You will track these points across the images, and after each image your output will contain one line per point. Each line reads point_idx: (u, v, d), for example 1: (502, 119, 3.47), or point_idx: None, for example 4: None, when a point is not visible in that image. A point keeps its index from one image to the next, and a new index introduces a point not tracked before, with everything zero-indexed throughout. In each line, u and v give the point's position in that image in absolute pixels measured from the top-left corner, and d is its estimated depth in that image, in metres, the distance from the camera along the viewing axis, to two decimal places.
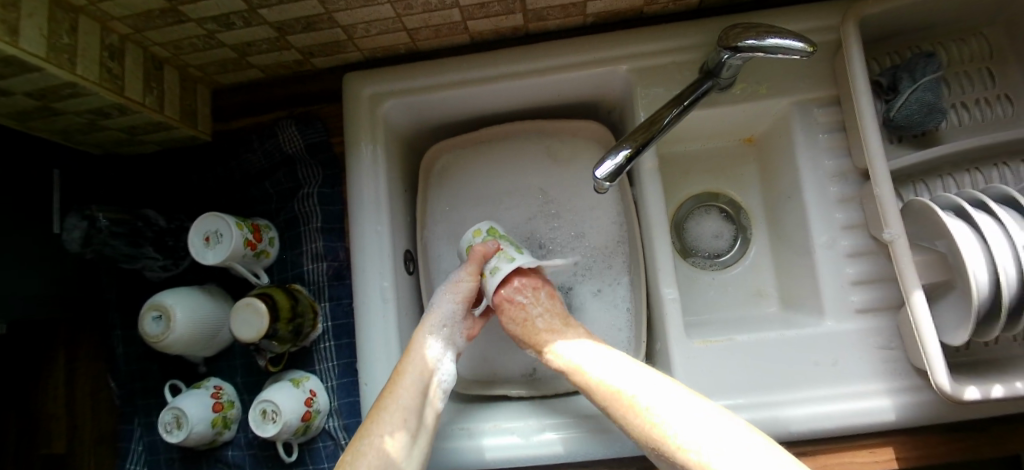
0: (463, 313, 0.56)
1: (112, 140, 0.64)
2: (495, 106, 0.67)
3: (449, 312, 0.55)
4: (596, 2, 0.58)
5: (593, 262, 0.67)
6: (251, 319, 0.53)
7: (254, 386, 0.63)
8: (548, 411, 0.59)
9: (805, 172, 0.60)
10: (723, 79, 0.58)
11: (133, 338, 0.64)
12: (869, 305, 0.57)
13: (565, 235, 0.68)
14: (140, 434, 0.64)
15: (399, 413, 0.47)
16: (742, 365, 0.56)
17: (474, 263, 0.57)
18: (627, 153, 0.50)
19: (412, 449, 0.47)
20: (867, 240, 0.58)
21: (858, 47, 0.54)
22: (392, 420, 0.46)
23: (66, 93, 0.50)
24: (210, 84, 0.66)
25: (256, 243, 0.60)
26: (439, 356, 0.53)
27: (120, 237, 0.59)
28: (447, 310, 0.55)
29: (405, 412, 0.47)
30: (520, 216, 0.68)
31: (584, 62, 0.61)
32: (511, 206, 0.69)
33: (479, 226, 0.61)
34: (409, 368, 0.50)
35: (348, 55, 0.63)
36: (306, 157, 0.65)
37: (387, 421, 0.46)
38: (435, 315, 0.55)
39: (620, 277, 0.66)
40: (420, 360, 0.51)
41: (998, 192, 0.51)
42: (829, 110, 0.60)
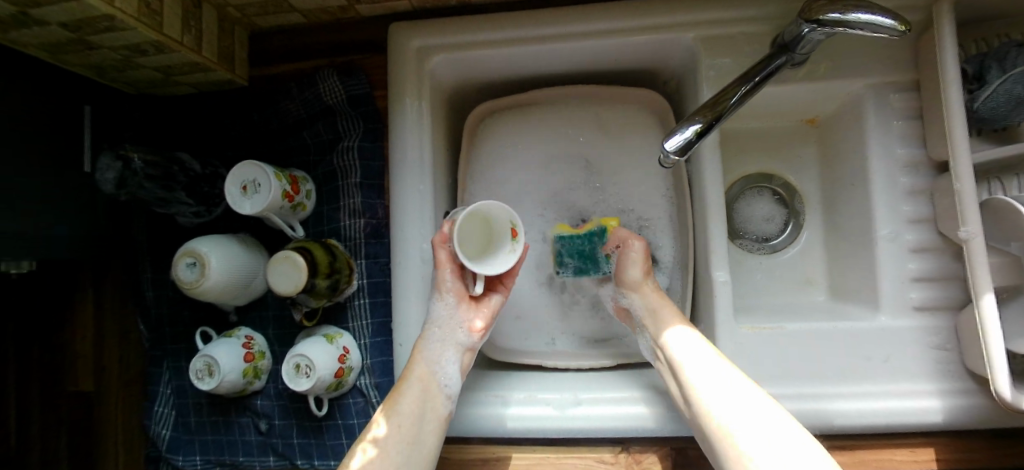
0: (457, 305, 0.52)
1: (146, 79, 0.61)
2: (547, 68, 0.64)
3: (439, 312, 0.52)
4: None
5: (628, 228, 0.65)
6: (289, 272, 0.51)
7: (286, 338, 0.62)
8: (583, 384, 0.58)
9: (874, 160, 0.57)
10: (798, 55, 0.54)
11: (163, 282, 0.63)
12: (927, 303, 0.56)
13: (603, 200, 0.65)
14: (169, 377, 0.63)
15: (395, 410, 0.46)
16: (790, 353, 0.56)
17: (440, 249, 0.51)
18: (698, 128, 0.47)
19: (411, 451, 0.45)
20: (933, 236, 0.56)
21: (951, 30, 0.50)
22: (390, 417, 0.46)
23: (104, 25, 0.48)
24: (248, 26, 0.63)
25: (293, 195, 0.58)
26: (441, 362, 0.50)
27: (154, 180, 0.57)
28: (437, 310, 0.52)
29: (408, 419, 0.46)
30: (563, 183, 0.66)
31: (647, 26, 0.57)
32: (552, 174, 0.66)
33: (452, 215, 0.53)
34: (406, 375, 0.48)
35: (396, 4, 0.59)
36: (347, 108, 0.62)
37: (382, 428, 0.45)
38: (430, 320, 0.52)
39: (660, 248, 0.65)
40: (419, 366, 0.49)
41: None
42: (904, 96, 0.57)
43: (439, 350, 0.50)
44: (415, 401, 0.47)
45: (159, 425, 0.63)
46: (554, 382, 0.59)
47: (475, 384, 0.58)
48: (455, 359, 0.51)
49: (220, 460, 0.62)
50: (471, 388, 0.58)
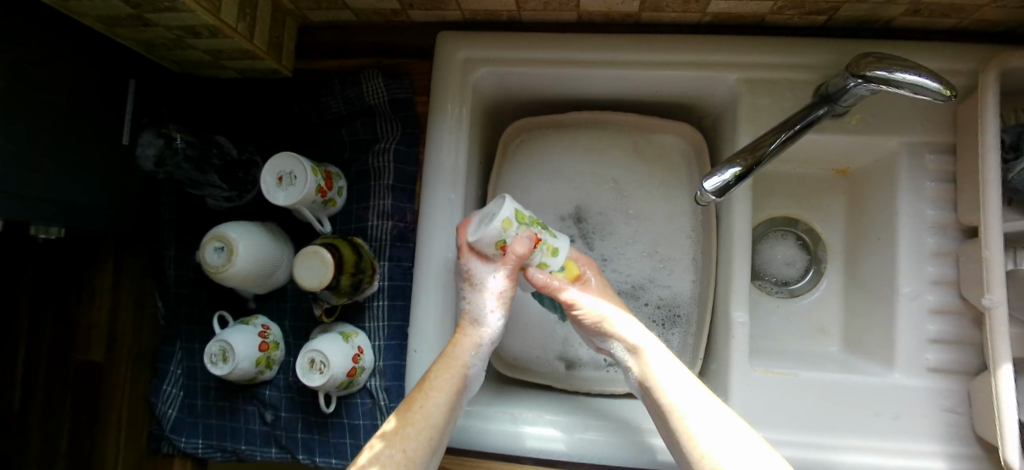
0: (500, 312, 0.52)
1: (194, 60, 0.62)
2: (587, 91, 0.65)
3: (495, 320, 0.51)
4: (721, 1, 0.54)
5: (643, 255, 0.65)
6: (316, 267, 0.52)
7: (300, 331, 0.62)
8: (591, 414, 0.58)
9: (903, 218, 0.58)
10: (840, 106, 0.55)
11: (186, 262, 0.64)
12: (942, 365, 0.56)
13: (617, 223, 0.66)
14: (181, 357, 0.64)
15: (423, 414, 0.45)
16: (803, 400, 0.56)
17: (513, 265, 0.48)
18: (736, 172, 0.48)
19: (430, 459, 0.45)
20: (955, 299, 0.56)
21: (994, 99, 0.51)
22: (422, 426, 0.44)
23: (164, 5, 0.49)
24: (299, 19, 0.64)
25: (326, 191, 0.58)
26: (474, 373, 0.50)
27: (191, 161, 0.57)
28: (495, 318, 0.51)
29: (433, 428, 0.45)
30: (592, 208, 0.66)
31: (691, 62, 0.58)
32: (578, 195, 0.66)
33: (510, 215, 0.46)
34: (445, 384, 0.47)
35: (447, 12, 0.60)
36: (387, 110, 0.63)
37: (413, 437, 0.43)
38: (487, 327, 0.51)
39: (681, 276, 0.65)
40: (455, 374, 0.48)
41: None
42: (940, 158, 0.57)
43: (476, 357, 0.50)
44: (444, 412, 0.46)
45: (166, 404, 0.63)
46: (563, 407, 0.60)
47: (487, 400, 0.59)
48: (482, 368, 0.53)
49: (222, 445, 0.62)
50: (479, 403, 0.58)
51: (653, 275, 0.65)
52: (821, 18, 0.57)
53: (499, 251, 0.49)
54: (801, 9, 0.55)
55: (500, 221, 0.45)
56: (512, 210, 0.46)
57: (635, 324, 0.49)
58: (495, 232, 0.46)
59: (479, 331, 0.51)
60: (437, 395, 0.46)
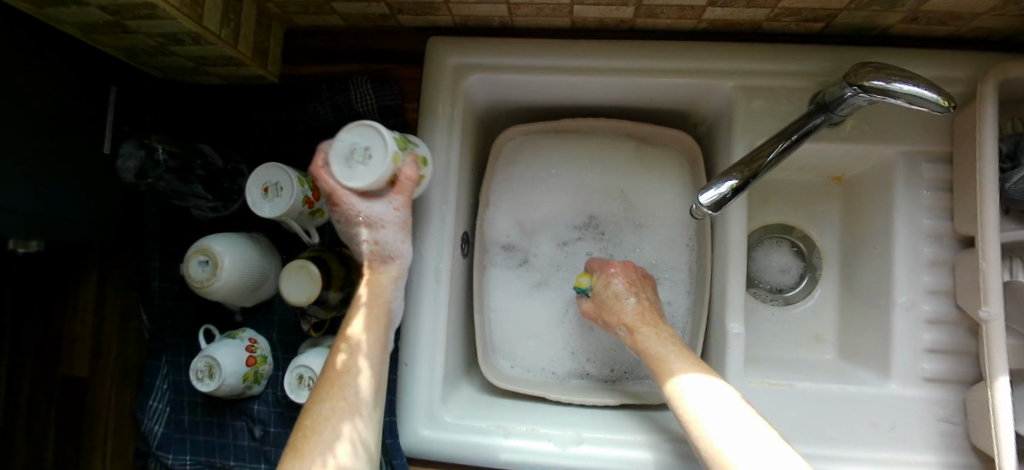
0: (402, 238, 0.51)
1: (176, 66, 0.60)
2: (581, 98, 0.63)
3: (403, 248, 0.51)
4: (717, 7, 0.53)
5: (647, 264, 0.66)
6: (302, 282, 0.51)
7: (289, 344, 0.61)
8: (587, 423, 0.57)
9: (899, 227, 0.57)
10: (837, 115, 0.54)
11: (170, 274, 0.62)
12: (939, 375, 0.56)
13: (626, 228, 0.66)
14: (167, 372, 0.62)
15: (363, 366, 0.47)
16: (798, 411, 0.56)
17: (404, 189, 0.49)
18: (734, 184, 0.47)
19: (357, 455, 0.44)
20: (951, 309, 0.56)
21: (993, 110, 0.50)
22: (317, 435, 0.43)
23: (145, 13, 0.47)
24: (285, 23, 0.62)
25: (314, 202, 0.57)
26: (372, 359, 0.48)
27: (174, 172, 0.56)
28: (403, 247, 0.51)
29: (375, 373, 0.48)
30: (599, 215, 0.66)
31: (687, 69, 0.57)
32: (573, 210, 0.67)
33: (395, 149, 0.46)
34: (326, 384, 0.45)
35: (437, 18, 0.59)
36: (377, 118, 0.61)
37: (315, 446, 0.42)
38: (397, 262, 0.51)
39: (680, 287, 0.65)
40: (341, 368, 0.46)
41: None
42: (936, 167, 0.57)
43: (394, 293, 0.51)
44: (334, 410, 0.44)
45: (151, 420, 0.62)
46: (560, 419, 0.58)
47: (481, 413, 0.58)
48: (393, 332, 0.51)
49: (209, 460, 0.60)
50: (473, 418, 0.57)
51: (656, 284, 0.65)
52: (818, 25, 0.56)
53: (387, 183, 0.48)
54: (798, 16, 0.54)
55: (388, 155, 0.45)
56: (392, 142, 0.46)
57: (691, 374, 0.49)
58: (388, 167, 0.45)
59: (399, 267, 0.51)
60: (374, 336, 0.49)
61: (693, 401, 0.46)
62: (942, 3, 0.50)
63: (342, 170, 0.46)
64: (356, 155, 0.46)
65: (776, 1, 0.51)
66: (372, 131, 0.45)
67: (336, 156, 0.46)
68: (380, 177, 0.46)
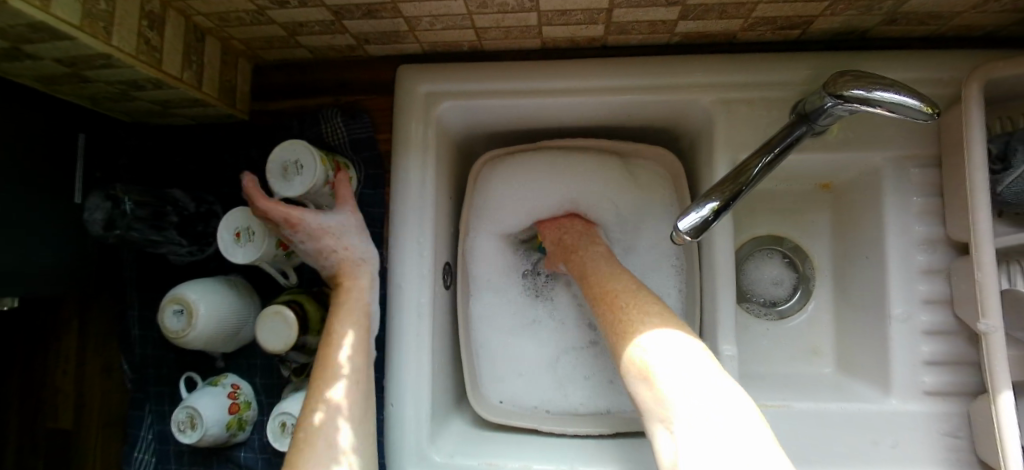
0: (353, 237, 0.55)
1: (143, 110, 0.59)
2: (558, 119, 0.62)
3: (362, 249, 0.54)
4: (689, 21, 0.52)
5: None
6: (279, 328, 0.49)
7: (273, 388, 0.60)
8: (581, 456, 0.55)
9: (891, 236, 0.55)
10: (820, 125, 0.52)
11: (149, 321, 0.61)
12: (940, 388, 0.54)
13: None
14: (151, 421, 0.61)
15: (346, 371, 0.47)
16: (797, 433, 0.54)
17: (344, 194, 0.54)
18: (715, 207, 0.45)
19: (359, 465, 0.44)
20: (950, 319, 0.54)
21: (979, 113, 0.48)
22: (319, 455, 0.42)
23: (99, 63, 0.45)
24: (252, 59, 0.61)
25: (289, 243, 0.55)
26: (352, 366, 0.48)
27: (144, 220, 0.55)
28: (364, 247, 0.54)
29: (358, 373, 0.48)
30: None
31: (662, 85, 0.56)
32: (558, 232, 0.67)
33: (321, 154, 0.52)
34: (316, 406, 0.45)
35: (405, 46, 0.58)
36: (349, 152, 0.60)
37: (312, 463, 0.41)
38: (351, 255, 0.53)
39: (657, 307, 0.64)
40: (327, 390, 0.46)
41: None
42: (925, 172, 0.55)
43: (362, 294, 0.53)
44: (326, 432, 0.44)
45: None
46: (553, 453, 0.56)
47: (472, 450, 0.57)
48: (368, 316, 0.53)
49: None
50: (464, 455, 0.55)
51: None
52: (794, 32, 0.54)
53: (328, 187, 0.55)
54: (774, 25, 0.53)
55: (317, 164, 0.52)
56: (318, 153, 0.52)
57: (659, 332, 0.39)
58: (321, 171, 0.52)
59: (368, 264, 0.54)
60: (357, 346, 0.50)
61: (652, 357, 0.37)
62: (921, 5, 0.48)
63: (279, 184, 0.52)
64: (290, 170, 0.52)
65: (749, 11, 0.50)
66: (299, 147, 0.52)
67: (272, 174, 0.52)
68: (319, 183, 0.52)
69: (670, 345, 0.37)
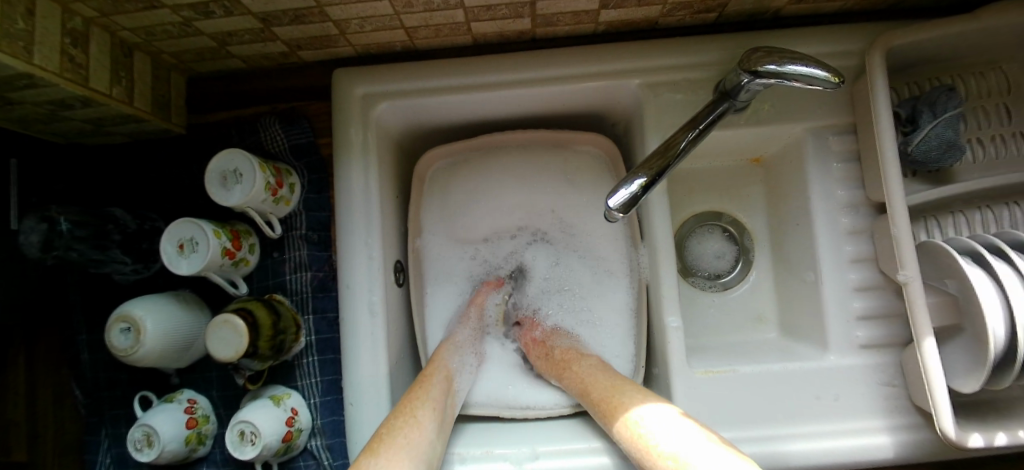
0: (475, 336, 0.60)
1: (75, 131, 0.58)
2: (497, 112, 0.63)
3: (465, 336, 0.59)
4: (610, 10, 0.54)
5: (580, 265, 0.65)
6: (229, 337, 0.48)
7: (231, 401, 0.59)
8: (543, 436, 0.56)
9: (817, 202, 0.58)
10: (740, 101, 0.54)
11: (100, 345, 0.60)
12: (873, 341, 0.57)
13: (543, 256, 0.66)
14: (107, 445, 0.60)
15: (432, 402, 0.46)
16: (745, 395, 0.56)
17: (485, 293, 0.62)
18: (642, 183, 0.47)
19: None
20: (875, 275, 0.57)
21: (883, 78, 0.52)
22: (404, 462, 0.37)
23: (23, 83, 0.44)
24: (185, 72, 0.61)
25: (234, 252, 0.55)
26: (433, 430, 0.44)
27: (85, 240, 0.53)
28: (465, 334, 0.59)
29: (438, 406, 0.47)
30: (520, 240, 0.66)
31: (593, 73, 0.58)
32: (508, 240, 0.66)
33: (259, 159, 0.53)
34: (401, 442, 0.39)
35: (338, 49, 0.59)
36: (290, 157, 0.61)
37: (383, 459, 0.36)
38: (454, 338, 0.58)
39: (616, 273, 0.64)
40: (410, 430, 0.42)
41: (989, 242, 0.52)
42: (844, 138, 0.58)
43: (459, 357, 0.56)
44: (397, 445, 0.39)
45: None
46: (511, 436, 0.57)
47: None
48: (444, 365, 0.53)
49: None
50: None
51: (596, 274, 0.65)
52: (711, 15, 0.57)
53: (270, 195, 0.55)
54: (690, 9, 0.55)
55: (256, 170, 0.52)
56: (256, 159, 0.52)
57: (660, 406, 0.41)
58: (262, 177, 0.52)
59: (455, 352, 0.56)
60: (438, 386, 0.50)
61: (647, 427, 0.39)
62: None
63: (218, 193, 0.51)
64: (229, 178, 0.52)
65: None
66: (236, 154, 0.52)
67: (210, 185, 0.51)
68: (262, 189, 0.53)
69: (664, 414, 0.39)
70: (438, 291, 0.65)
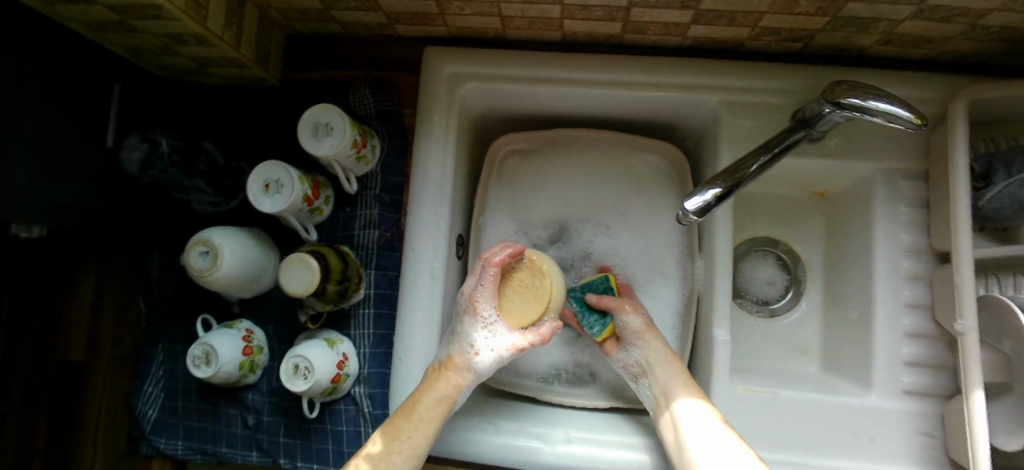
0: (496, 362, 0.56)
1: (180, 67, 0.63)
2: (573, 109, 0.66)
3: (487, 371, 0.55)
4: (700, 26, 0.56)
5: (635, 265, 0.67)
6: (302, 274, 0.51)
7: (285, 337, 0.65)
8: (575, 423, 0.61)
9: (880, 244, 0.59)
10: (817, 131, 0.55)
11: (170, 265, 0.66)
12: (917, 388, 0.57)
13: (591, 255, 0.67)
14: (162, 359, 0.67)
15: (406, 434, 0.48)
16: (782, 418, 0.56)
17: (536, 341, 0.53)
18: (717, 193, 0.49)
19: None
20: (929, 323, 0.57)
21: (965, 127, 0.52)
22: None
23: (150, 13, 0.48)
24: (285, 29, 0.65)
25: (312, 200, 0.58)
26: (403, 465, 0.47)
27: (176, 165, 0.59)
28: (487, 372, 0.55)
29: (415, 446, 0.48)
30: (574, 240, 0.67)
31: (673, 84, 0.59)
32: (570, 235, 0.67)
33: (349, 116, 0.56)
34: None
35: (433, 28, 0.62)
36: (374, 122, 0.64)
37: None
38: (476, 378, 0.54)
39: (661, 278, 0.66)
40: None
41: None
42: (915, 184, 0.58)
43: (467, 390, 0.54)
44: None
45: (147, 405, 0.67)
46: (544, 419, 0.62)
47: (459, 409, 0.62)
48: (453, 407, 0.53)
49: (201, 447, 0.66)
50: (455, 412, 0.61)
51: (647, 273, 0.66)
52: (798, 45, 0.58)
53: (354, 151, 0.58)
54: (779, 36, 0.57)
55: (346, 125, 0.55)
56: (347, 116, 0.56)
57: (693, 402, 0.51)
58: (350, 134, 0.56)
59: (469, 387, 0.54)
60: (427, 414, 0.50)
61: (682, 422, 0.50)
62: (916, 26, 0.51)
63: (309, 143, 0.55)
64: (319, 130, 0.55)
65: (757, 20, 0.54)
66: (330, 109, 0.55)
67: (302, 134, 0.55)
68: (348, 144, 0.56)
69: (696, 411, 0.50)
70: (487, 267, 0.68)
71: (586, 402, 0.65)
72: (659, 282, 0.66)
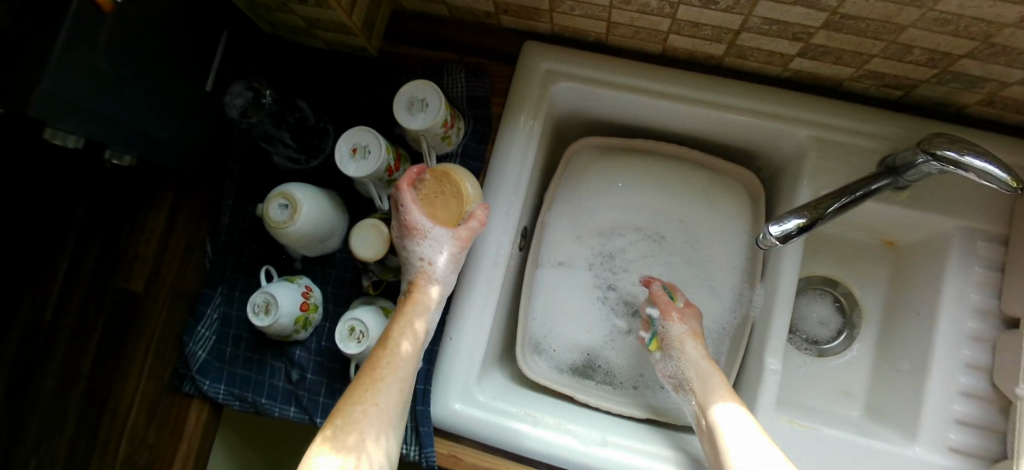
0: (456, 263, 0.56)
1: (288, 24, 0.65)
2: (656, 121, 0.67)
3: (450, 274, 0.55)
4: (805, 59, 0.56)
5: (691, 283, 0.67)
6: (372, 240, 0.53)
7: (342, 299, 0.66)
8: (613, 429, 0.61)
9: (947, 301, 0.58)
10: (905, 180, 0.55)
11: (241, 214, 0.67)
12: (964, 447, 0.56)
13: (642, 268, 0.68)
14: (219, 302, 0.68)
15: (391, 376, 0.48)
16: (824, 455, 0.57)
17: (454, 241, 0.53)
18: (800, 222, 0.49)
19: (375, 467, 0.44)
20: (987, 385, 0.57)
21: None
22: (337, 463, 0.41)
23: None
24: (393, 3, 0.67)
25: (393, 171, 0.59)
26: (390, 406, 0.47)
27: (271, 117, 0.60)
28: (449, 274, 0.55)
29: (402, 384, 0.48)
30: (630, 250, 0.68)
31: (764, 112, 0.60)
32: (628, 244, 0.68)
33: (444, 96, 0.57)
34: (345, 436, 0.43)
35: (537, 24, 0.63)
36: (463, 105, 0.65)
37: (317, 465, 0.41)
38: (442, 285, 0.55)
39: (717, 300, 0.67)
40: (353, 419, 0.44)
41: None
42: (992, 247, 0.58)
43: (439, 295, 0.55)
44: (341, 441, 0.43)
45: (197, 345, 0.67)
46: (583, 419, 0.62)
47: (492, 396, 0.61)
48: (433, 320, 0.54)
49: (243, 394, 0.66)
50: (490, 397, 0.61)
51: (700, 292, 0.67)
52: (896, 92, 0.59)
53: (443, 130, 0.59)
54: (880, 81, 0.57)
55: (441, 104, 0.56)
56: (443, 95, 0.57)
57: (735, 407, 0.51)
58: (443, 112, 0.57)
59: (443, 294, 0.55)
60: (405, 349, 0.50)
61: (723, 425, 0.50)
62: (1022, 91, 0.52)
63: (403, 117, 0.57)
64: (415, 105, 0.57)
65: (864, 62, 0.54)
66: (428, 87, 0.56)
67: (399, 108, 0.57)
68: (439, 122, 0.57)
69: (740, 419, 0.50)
70: (542, 264, 0.69)
71: (626, 410, 0.64)
72: (712, 303, 0.67)
